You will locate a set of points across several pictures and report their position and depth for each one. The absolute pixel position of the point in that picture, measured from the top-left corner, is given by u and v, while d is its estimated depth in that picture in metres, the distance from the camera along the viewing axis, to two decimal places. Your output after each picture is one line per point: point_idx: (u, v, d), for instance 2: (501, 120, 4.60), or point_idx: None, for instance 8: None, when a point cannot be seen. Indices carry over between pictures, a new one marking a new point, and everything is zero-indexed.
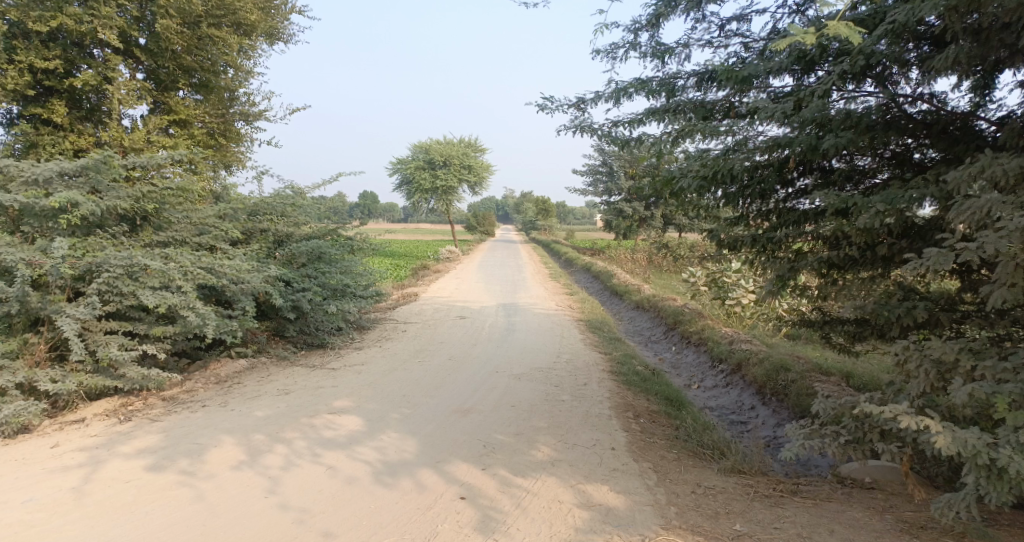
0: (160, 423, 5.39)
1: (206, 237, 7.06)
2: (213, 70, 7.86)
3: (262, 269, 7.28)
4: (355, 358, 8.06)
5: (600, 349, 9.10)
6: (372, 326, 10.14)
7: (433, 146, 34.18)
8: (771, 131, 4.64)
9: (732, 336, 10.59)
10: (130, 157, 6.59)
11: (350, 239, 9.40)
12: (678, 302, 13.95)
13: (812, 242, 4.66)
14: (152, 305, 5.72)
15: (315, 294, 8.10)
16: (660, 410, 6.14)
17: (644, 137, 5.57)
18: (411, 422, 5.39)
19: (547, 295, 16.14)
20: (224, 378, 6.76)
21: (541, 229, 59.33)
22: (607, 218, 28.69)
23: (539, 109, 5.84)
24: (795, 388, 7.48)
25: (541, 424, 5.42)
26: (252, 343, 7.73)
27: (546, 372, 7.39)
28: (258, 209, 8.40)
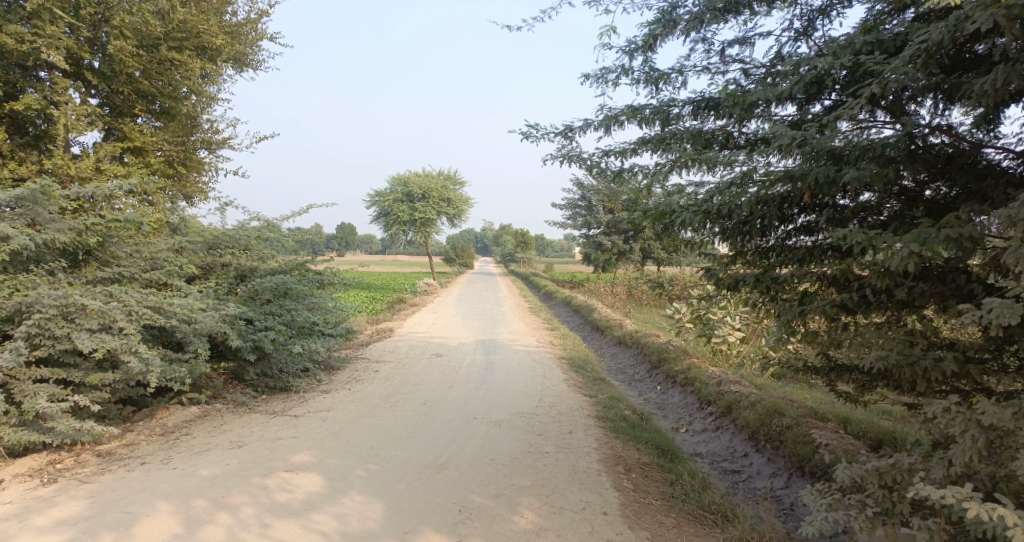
0: (90, 485, 4.79)
1: (158, 273, 6.51)
2: (175, 96, 7.33)
3: (220, 308, 6.72)
4: (321, 402, 7.48)
5: (584, 390, 8.62)
6: (342, 366, 9.56)
7: (412, 179, 33.82)
8: (776, 163, 4.25)
9: (720, 375, 10.18)
10: (75, 187, 6.03)
11: (319, 274, 8.85)
12: (662, 339, 13.54)
13: (819, 282, 4.25)
14: (88, 349, 5.16)
15: (280, 334, 7.50)
16: (651, 463, 5.67)
17: (635, 168, 5.21)
18: (379, 482, 4.83)
19: (528, 331, 15.65)
20: (171, 429, 6.16)
21: (519, 262, 59.04)
22: (586, 251, 28.44)
23: (523, 137, 5.52)
24: (791, 435, 7.05)
25: (525, 483, 4.89)
26: (207, 388, 7.13)
27: (527, 419, 6.87)
28: (219, 242, 7.85)
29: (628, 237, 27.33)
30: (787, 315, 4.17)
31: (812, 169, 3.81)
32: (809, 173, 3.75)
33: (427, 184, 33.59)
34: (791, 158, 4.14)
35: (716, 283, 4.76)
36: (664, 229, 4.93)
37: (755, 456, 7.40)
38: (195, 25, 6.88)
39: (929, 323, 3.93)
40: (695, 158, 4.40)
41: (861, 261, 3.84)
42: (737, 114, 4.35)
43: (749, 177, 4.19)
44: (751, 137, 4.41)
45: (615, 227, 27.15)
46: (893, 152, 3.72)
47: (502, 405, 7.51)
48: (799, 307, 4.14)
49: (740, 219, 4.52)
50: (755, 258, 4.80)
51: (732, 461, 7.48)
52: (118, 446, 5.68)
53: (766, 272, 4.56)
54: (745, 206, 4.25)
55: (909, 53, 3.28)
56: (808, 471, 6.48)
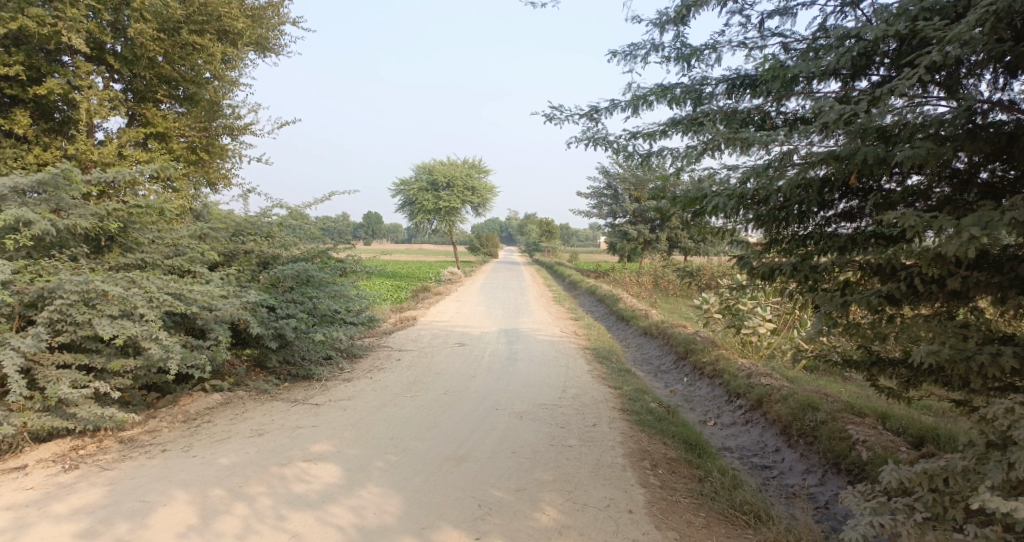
0: (110, 472, 4.75)
1: (180, 260, 6.47)
2: (197, 81, 7.27)
3: (241, 295, 6.66)
4: (343, 391, 7.41)
5: (609, 382, 8.43)
6: (365, 355, 9.50)
7: (437, 167, 33.73)
8: (819, 143, 3.98)
9: (750, 368, 9.91)
10: (96, 172, 5.99)
11: (341, 262, 8.77)
12: (689, 330, 13.27)
13: (862, 272, 4.01)
14: (108, 336, 5.12)
15: (301, 321, 7.42)
16: (679, 458, 5.49)
17: (665, 151, 4.99)
18: (398, 474, 4.72)
19: (552, 320, 15.47)
20: (193, 416, 6.13)
21: (544, 251, 58.75)
22: (611, 241, 28.10)
23: (547, 119, 5.35)
24: (826, 431, 6.86)
25: (547, 477, 4.74)
26: (230, 376, 7.11)
27: (551, 410, 6.71)
28: (241, 229, 7.80)
29: (654, 226, 26.94)
30: (828, 306, 3.93)
31: (858, 148, 3.56)
32: (855, 153, 3.50)
33: (452, 173, 33.49)
34: (834, 138, 3.88)
35: (749, 272, 4.53)
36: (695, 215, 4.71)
37: (787, 451, 7.23)
38: (215, 8, 6.80)
39: (983, 316, 3.67)
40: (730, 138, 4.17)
41: (913, 249, 3.58)
42: (776, 91, 4.11)
43: (788, 158, 3.95)
44: (791, 116, 4.16)
45: (641, 216, 26.77)
46: (948, 130, 3.45)
47: (525, 396, 7.37)
48: (841, 296, 3.90)
49: (777, 204, 4.27)
50: (792, 245, 4.55)
51: (763, 457, 7.32)
52: (140, 432, 5.65)
53: (803, 260, 4.32)
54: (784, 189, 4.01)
55: (973, 18, 3.01)
56: (843, 468, 6.30)
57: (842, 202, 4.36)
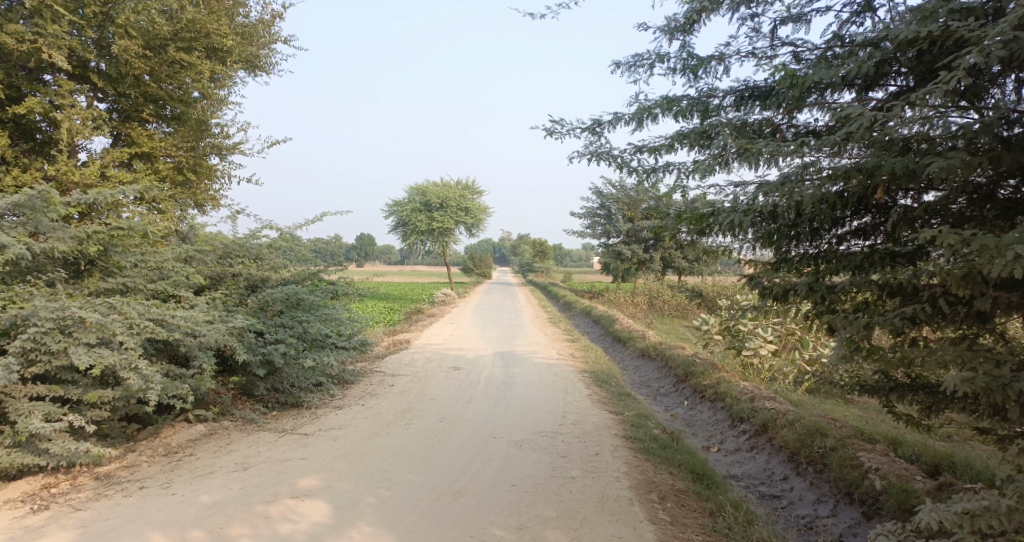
0: (83, 512, 4.44)
1: (164, 284, 6.20)
2: (185, 100, 7.08)
3: (227, 320, 6.39)
4: (334, 419, 7.13)
5: (610, 407, 8.18)
6: (357, 380, 9.21)
7: (430, 188, 33.61)
8: (846, 155, 3.74)
9: (752, 390, 9.68)
10: (75, 193, 5.74)
11: (333, 284, 8.53)
12: (688, 351, 13.05)
13: (880, 294, 3.81)
14: (84, 366, 4.84)
15: (291, 347, 7.14)
16: (687, 490, 5.25)
17: (670, 165, 4.87)
18: (392, 510, 4.46)
19: (548, 342, 15.22)
20: (176, 448, 5.83)
21: (538, 272, 58.58)
22: (605, 261, 27.95)
23: (546, 134, 5.27)
24: (836, 458, 6.67)
25: (550, 513, 4.49)
26: (215, 404, 6.82)
27: (551, 438, 6.46)
28: (229, 251, 7.56)
29: (648, 246, 26.84)
30: (852, 329, 3.70)
31: (883, 161, 3.39)
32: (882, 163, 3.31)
33: (445, 194, 33.37)
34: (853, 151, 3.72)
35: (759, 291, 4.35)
36: (700, 231, 4.68)
37: (795, 479, 7.03)
38: (203, 25, 6.64)
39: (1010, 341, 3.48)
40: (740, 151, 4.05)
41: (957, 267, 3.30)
42: (787, 102, 4.02)
43: (802, 171, 3.78)
44: (803, 128, 4.05)
45: (635, 236, 26.67)
46: (980, 140, 3.28)
47: (523, 423, 7.10)
48: (865, 319, 3.68)
49: (787, 221, 4.11)
50: (804, 265, 4.37)
51: (771, 486, 7.10)
52: (118, 467, 5.35)
53: (819, 279, 4.13)
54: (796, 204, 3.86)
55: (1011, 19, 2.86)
56: (856, 498, 6.10)
57: (853, 221, 4.22)
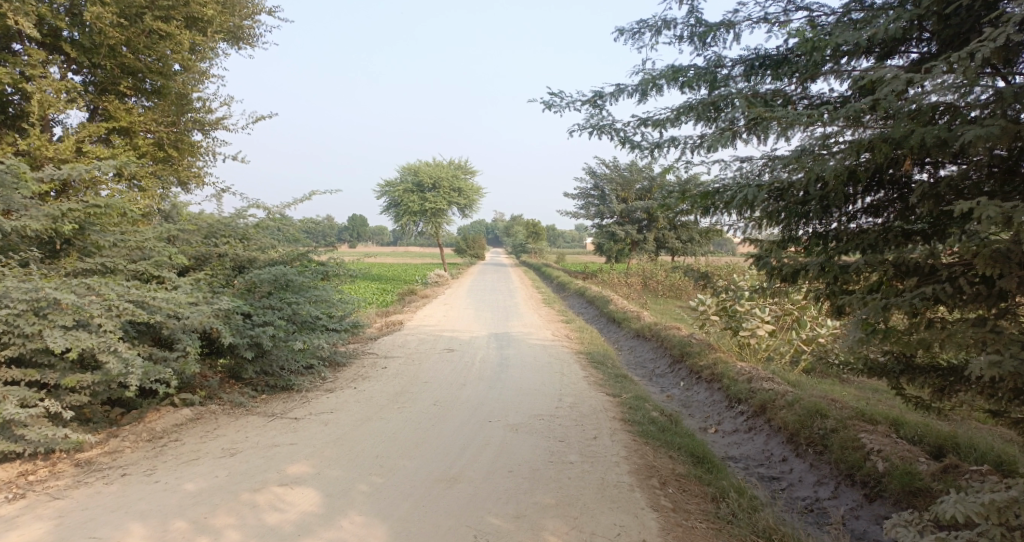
0: (60, 502, 4.24)
1: (146, 264, 5.95)
2: (165, 73, 6.78)
3: (212, 302, 6.15)
4: (326, 402, 6.94)
5: (607, 389, 8.03)
6: (348, 363, 9.03)
7: (422, 168, 33.23)
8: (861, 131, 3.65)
9: (750, 371, 9.56)
10: (48, 169, 5.48)
11: (323, 265, 8.30)
12: (683, 332, 12.94)
13: (896, 274, 3.63)
14: (60, 349, 4.62)
15: (279, 329, 6.92)
16: (689, 475, 5.12)
17: (674, 140, 4.77)
18: (384, 498, 4.30)
19: (542, 323, 15.06)
20: (160, 434, 5.63)
21: (531, 253, 58.39)
22: (598, 242, 27.74)
23: (544, 107, 5.19)
24: (837, 439, 6.54)
25: (549, 501, 4.35)
26: (202, 388, 6.61)
27: (548, 421, 6.33)
28: (214, 231, 7.31)
29: (642, 226, 26.65)
30: (869, 310, 3.53)
31: (907, 132, 3.24)
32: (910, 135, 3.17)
33: (437, 174, 33.01)
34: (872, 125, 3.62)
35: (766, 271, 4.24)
36: (704, 209, 4.67)
37: (794, 461, 6.91)
38: None
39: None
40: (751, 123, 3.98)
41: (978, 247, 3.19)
42: (801, 72, 3.95)
43: (818, 143, 3.67)
44: (818, 98, 3.94)
45: (628, 216, 26.46)
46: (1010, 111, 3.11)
47: (520, 405, 6.95)
48: (883, 299, 3.51)
49: (798, 198, 4.02)
50: (812, 244, 4.25)
51: (770, 467, 6.98)
52: (99, 454, 5.15)
53: (831, 258, 3.98)
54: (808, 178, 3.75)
55: None
56: (858, 480, 5.98)
57: (864, 198, 4.09)
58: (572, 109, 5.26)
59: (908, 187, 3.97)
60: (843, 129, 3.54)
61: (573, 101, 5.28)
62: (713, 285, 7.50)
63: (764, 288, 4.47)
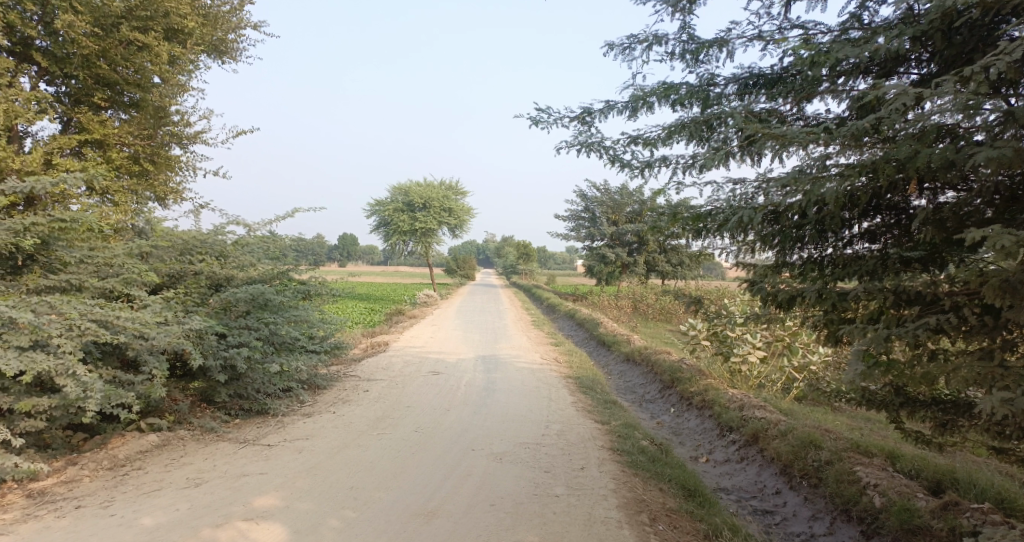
0: (3, 538, 3.94)
1: (114, 282, 5.69)
2: (142, 85, 6.57)
3: (183, 322, 5.88)
4: (302, 428, 6.65)
5: (595, 416, 7.78)
6: (329, 385, 8.74)
7: (413, 188, 33.11)
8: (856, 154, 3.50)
9: (741, 399, 9.34)
10: (11, 181, 5.24)
11: (304, 284, 8.06)
12: (674, 357, 12.73)
13: (898, 302, 3.45)
14: (13, 372, 4.35)
15: (254, 351, 6.64)
16: (679, 510, 4.89)
17: (665, 158, 4.66)
18: (355, 536, 4.03)
19: (531, 346, 14.82)
20: (122, 461, 5.32)
21: (521, 274, 58.23)
22: (589, 264, 27.59)
23: (531, 123, 5.14)
24: (832, 472, 6.32)
25: (530, 540, 4.10)
26: (171, 412, 6.31)
27: (532, 450, 6.09)
28: (189, 247, 7.06)
29: (632, 249, 26.58)
30: (870, 340, 3.32)
31: (911, 152, 3.09)
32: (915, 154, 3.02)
33: (428, 194, 32.90)
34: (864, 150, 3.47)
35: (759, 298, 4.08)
36: (694, 231, 4.58)
37: (787, 493, 6.69)
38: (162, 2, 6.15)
39: None
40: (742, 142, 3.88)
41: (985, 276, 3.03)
42: (796, 91, 3.84)
43: (815, 165, 3.53)
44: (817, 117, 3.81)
45: (619, 239, 26.40)
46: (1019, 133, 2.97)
47: (504, 432, 6.68)
48: (885, 330, 3.32)
49: (791, 223, 3.90)
50: (807, 270, 4.06)
51: (763, 500, 6.75)
52: (54, 483, 4.85)
53: (828, 286, 3.79)
54: (802, 202, 3.62)
55: None
56: (854, 516, 5.75)
57: (861, 224, 3.92)
58: (559, 125, 5.19)
59: (906, 212, 3.82)
60: (842, 150, 3.39)
61: (560, 117, 5.24)
62: (705, 310, 7.30)
63: (756, 315, 4.28)
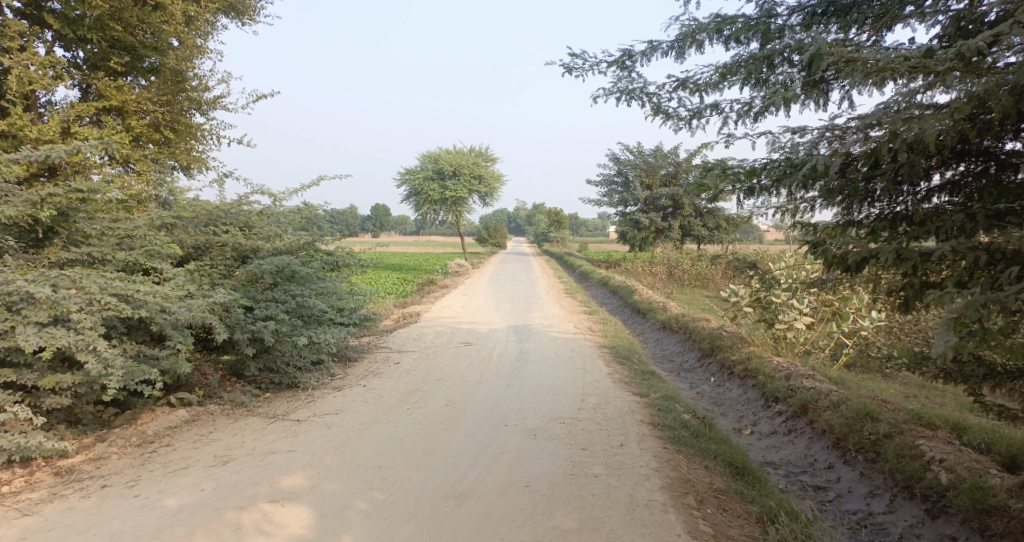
0: (28, 520, 3.84)
1: (137, 254, 5.52)
2: (158, 48, 6.33)
3: (208, 296, 5.70)
4: (332, 402, 6.48)
5: (635, 387, 7.47)
6: (360, 357, 8.57)
7: (443, 156, 32.74)
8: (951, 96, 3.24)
9: (788, 367, 8.91)
10: (26, 150, 5.06)
11: (332, 254, 7.85)
12: (713, 324, 12.29)
13: (991, 262, 3.05)
14: (32, 349, 4.21)
15: (282, 324, 6.47)
16: (729, 490, 4.59)
17: (716, 104, 4.40)
18: (383, 518, 3.84)
19: (564, 315, 14.51)
20: (151, 438, 5.20)
21: (553, 242, 57.70)
22: (621, 230, 26.97)
23: (564, 72, 4.84)
24: (892, 446, 5.92)
25: (570, 525, 3.85)
26: (200, 387, 6.17)
27: (568, 426, 5.84)
28: (214, 218, 6.88)
29: (667, 213, 25.94)
30: (961, 307, 2.89)
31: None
32: None
33: (457, 161, 32.51)
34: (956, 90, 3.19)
35: (825, 261, 3.70)
36: (748, 190, 4.19)
37: (841, 468, 6.32)
38: None
39: None
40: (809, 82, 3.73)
41: None
42: (876, 19, 3.65)
43: (902, 99, 3.30)
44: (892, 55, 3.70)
45: (653, 203, 25.78)
46: None
47: (538, 406, 6.44)
48: (980, 294, 2.88)
49: (861, 172, 3.63)
50: (883, 228, 3.76)
51: (815, 476, 6.39)
52: (83, 461, 4.74)
53: (906, 246, 3.39)
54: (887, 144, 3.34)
55: None
56: (917, 493, 5.37)
57: (942, 173, 3.65)
58: (595, 72, 4.89)
59: (996, 157, 3.52)
60: (938, 85, 3.12)
61: (597, 65, 4.94)
62: (752, 275, 6.86)
63: (819, 281, 3.88)
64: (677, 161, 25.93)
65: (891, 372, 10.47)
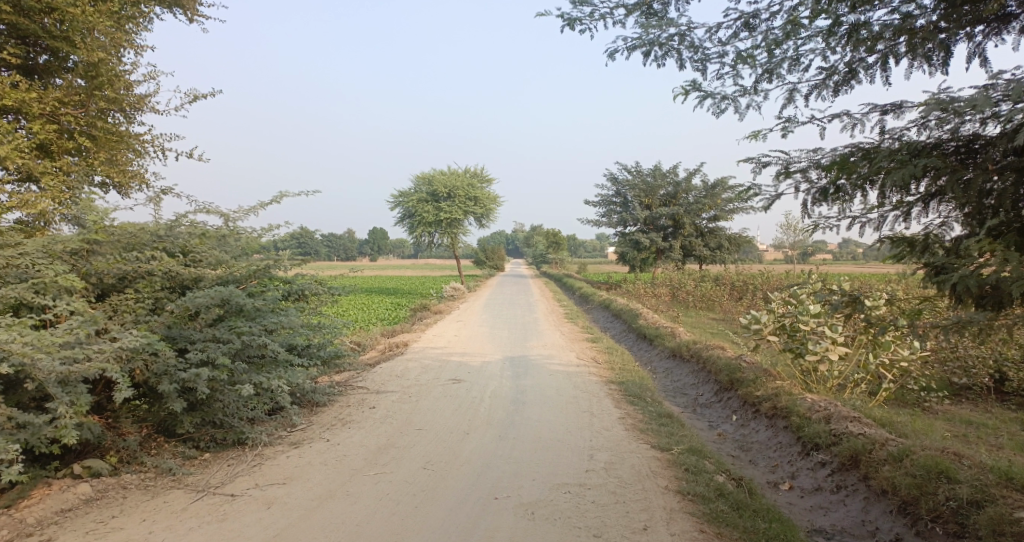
0: None
1: (20, 288, 4.35)
2: (63, 37, 5.39)
3: (117, 341, 4.52)
4: (285, 464, 5.25)
5: (654, 437, 6.27)
6: (329, 402, 7.33)
7: (437, 177, 31.74)
8: None
9: (827, 406, 7.68)
10: None
11: (292, 283, 6.73)
12: (729, 353, 11.09)
13: None
14: None
15: (222, 369, 5.25)
16: None
17: (793, 58, 4.35)
18: None
19: (565, 344, 13.26)
20: (29, 530, 3.96)
21: (552, 263, 56.54)
22: (620, 250, 25.82)
23: (572, 21, 4.43)
24: (984, 519, 4.78)
25: None
26: (114, 451, 4.90)
27: (575, 498, 4.62)
28: (143, 242, 5.69)
29: (667, 233, 24.79)
30: None
31: None
32: None
33: (453, 183, 31.51)
34: None
35: (968, 288, 3.13)
36: (819, 193, 3.66)
37: None
38: None
39: None
40: (898, 33, 3.67)
41: None
42: None
43: None
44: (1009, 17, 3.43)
45: (653, 223, 24.66)
46: None
47: (540, 466, 5.27)
48: None
49: (992, 162, 3.14)
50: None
51: None
52: None
53: None
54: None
55: None
56: None
57: None
58: (605, 21, 4.49)
59: None
60: None
61: (607, 14, 4.56)
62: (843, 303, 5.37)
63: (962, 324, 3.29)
64: (677, 180, 25.04)
65: (931, 406, 9.36)
